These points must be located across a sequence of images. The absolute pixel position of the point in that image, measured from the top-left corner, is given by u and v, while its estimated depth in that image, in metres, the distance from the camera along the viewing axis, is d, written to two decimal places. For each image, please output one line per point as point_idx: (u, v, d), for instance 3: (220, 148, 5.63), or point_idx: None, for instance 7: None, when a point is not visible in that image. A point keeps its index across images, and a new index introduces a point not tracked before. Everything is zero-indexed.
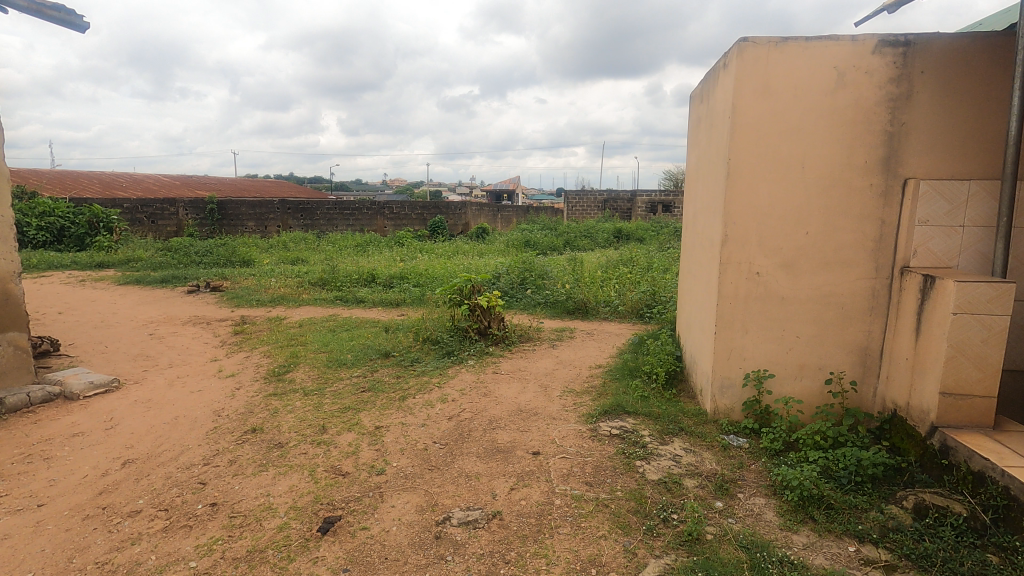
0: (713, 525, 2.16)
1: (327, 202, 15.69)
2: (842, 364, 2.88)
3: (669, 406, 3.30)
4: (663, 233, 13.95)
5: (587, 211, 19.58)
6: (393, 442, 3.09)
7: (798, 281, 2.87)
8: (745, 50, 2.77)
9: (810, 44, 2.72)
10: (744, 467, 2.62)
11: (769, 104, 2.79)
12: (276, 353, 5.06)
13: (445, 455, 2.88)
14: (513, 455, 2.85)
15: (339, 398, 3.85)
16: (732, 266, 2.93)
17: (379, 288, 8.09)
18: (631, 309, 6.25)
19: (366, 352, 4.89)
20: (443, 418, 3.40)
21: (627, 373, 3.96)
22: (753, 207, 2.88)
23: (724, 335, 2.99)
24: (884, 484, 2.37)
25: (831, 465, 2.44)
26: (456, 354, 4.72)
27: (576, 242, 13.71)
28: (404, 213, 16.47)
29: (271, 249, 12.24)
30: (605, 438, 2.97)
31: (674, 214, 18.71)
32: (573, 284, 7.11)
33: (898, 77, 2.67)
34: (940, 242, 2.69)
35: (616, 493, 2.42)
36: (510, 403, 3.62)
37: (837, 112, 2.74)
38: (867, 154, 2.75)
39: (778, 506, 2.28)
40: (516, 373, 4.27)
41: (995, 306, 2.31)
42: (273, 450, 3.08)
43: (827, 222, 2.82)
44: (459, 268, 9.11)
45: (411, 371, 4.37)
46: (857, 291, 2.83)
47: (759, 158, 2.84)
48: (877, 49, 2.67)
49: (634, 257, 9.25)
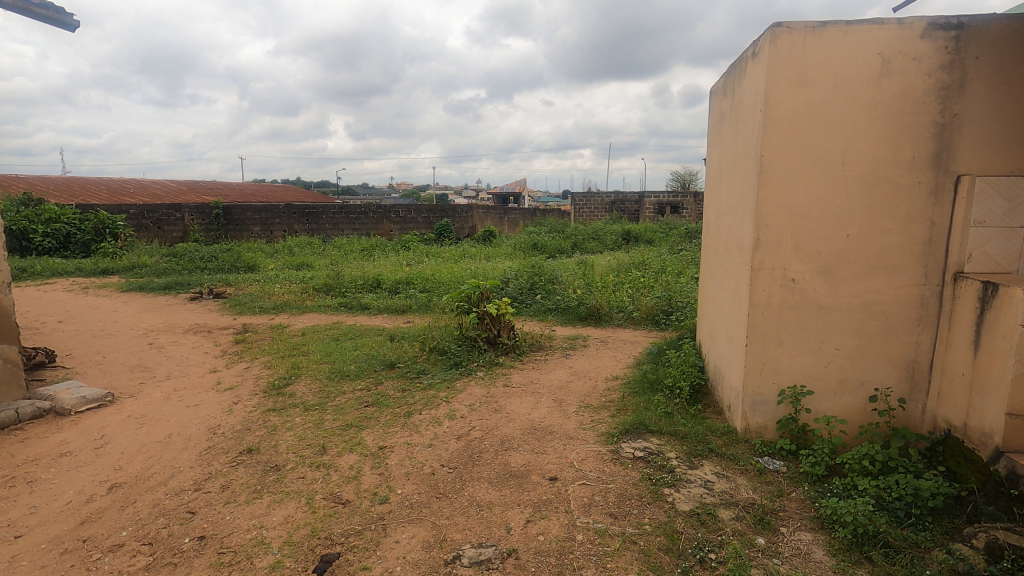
0: (758, 569, 1.92)
1: (333, 207, 15.52)
2: (887, 380, 2.63)
3: (695, 423, 3.06)
4: (673, 235, 13.68)
5: (594, 213, 19.32)
6: (398, 465, 2.86)
7: (838, 288, 2.62)
8: (779, 36, 2.53)
9: (851, 29, 2.48)
10: (785, 495, 2.37)
11: (805, 95, 2.55)
12: (277, 363, 4.85)
13: (455, 481, 2.65)
14: (528, 481, 2.62)
15: (341, 414, 3.63)
16: (764, 273, 2.69)
17: (384, 294, 7.89)
18: (646, 314, 6.02)
19: (370, 362, 4.67)
20: (452, 437, 3.18)
21: (647, 386, 3.72)
22: (788, 208, 2.63)
23: (756, 348, 2.75)
24: (945, 517, 2.12)
25: (883, 495, 2.20)
26: (464, 366, 4.50)
27: (585, 245, 13.44)
28: (411, 216, 16.29)
29: (276, 254, 12.07)
30: (628, 461, 2.73)
31: (683, 215, 18.44)
32: (585, 289, 6.87)
33: (950, 63, 2.42)
34: (998, 245, 2.42)
35: (645, 527, 2.18)
36: (523, 420, 3.39)
37: (882, 103, 2.49)
38: (915, 149, 2.49)
39: (828, 544, 2.05)
40: (528, 386, 4.04)
41: None
42: (270, 474, 2.86)
43: (870, 224, 2.57)
44: (466, 273, 8.89)
45: (417, 384, 4.14)
46: (904, 299, 2.58)
47: (794, 155, 2.60)
48: (927, 32, 2.42)
49: (645, 261, 9.00)
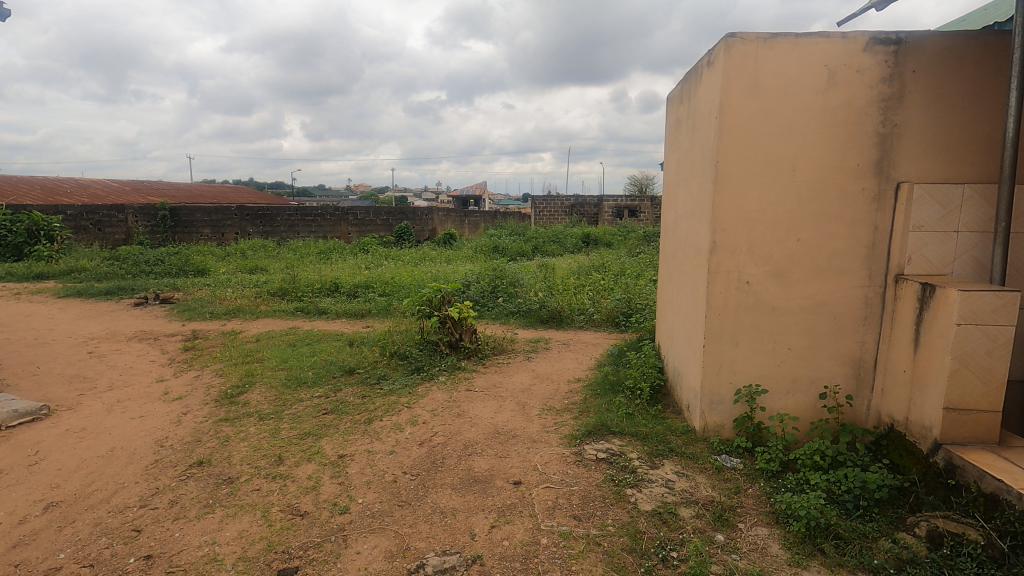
0: (718, 565, 1.96)
1: (288, 208, 15.08)
2: (835, 377, 2.74)
3: (655, 424, 3.12)
4: (631, 238, 13.95)
5: (554, 216, 19.49)
6: (359, 473, 2.80)
7: (789, 290, 2.72)
8: (732, 46, 2.61)
9: (800, 41, 2.58)
10: (742, 492, 2.44)
11: (758, 103, 2.64)
12: (229, 371, 4.66)
13: (417, 489, 2.61)
14: (492, 485, 2.61)
15: (298, 423, 3.52)
16: (721, 275, 2.76)
17: (343, 298, 7.73)
18: (606, 316, 6.11)
19: (328, 368, 4.56)
20: (414, 443, 3.13)
21: (609, 388, 3.76)
22: (742, 213, 2.72)
23: (713, 349, 2.82)
24: (889, 508, 2.22)
25: (833, 488, 2.29)
26: (426, 370, 4.45)
27: (546, 248, 13.53)
28: (369, 219, 16.04)
29: (228, 257, 11.65)
30: (591, 463, 2.75)
31: (640, 218, 18.80)
32: (546, 291, 6.92)
33: (890, 77, 2.55)
34: (935, 248, 2.57)
35: (608, 528, 2.20)
36: (487, 425, 3.37)
37: (829, 113, 2.60)
38: (860, 157, 2.62)
39: (783, 538, 2.11)
40: (491, 390, 4.03)
41: (1000, 316, 2.16)
42: (222, 487, 2.74)
43: (819, 228, 2.67)
44: (427, 276, 8.81)
45: (377, 391, 4.07)
46: (850, 300, 2.69)
47: (748, 161, 2.68)
48: (869, 46, 2.54)
49: (604, 264, 9.11)
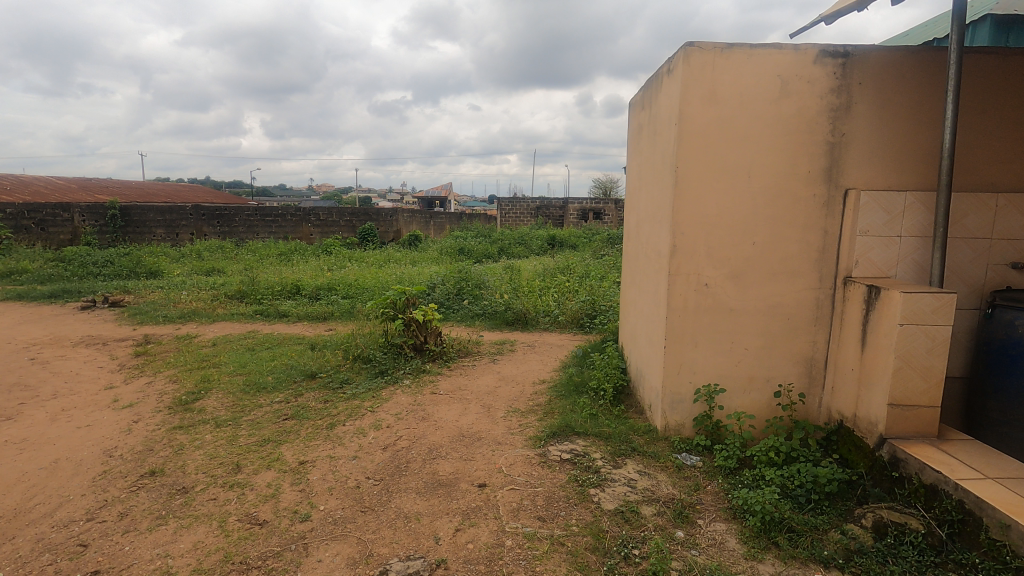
0: (678, 561, 2.01)
1: (246, 208, 14.67)
2: (789, 376, 2.85)
3: (619, 424, 3.17)
4: (596, 240, 14.12)
5: (520, 218, 19.55)
6: (320, 480, 2.74)
7: (745, 292, 2.81)
8: (691, 55, 2.68)
9: (754, 52, 2.68)
10: (701, 489, 2.51)
11: (715, 111, 2.72)
12: (184, 377, 4.50)
13: (381, 494, 2.58)
14: (457, 489, 2.60)
15: (257, 429, 3.42)
16: (681, 278, 2.83)
17: (304, 300, 7.57)
18: (571, 318, 6.18)
19: (289, 373, 4.45)
20: (378, 448, 3.09)
21: (574, 389, 3.81)
22: (701, 217, 2.79)
23: (674, 349, 2.88)
24: (839, 500, 2.32)
25: (787, 483, 2.38)
26: (390, 374, 4.40)
27: (511, 250, 13.56)
28: (332, 219, 15.74)
29: (183, 259, 11.25)
30: (555, 464, 2.78)
31: (604, 221, 19.02)
32: (511, 293, 6.93)
33: (838, 88, 2.67)
34: (880, 253, 2.70)
35: (572, 528, 2.22)
36: (451, 428, 3.36)
37: (781, 121, 2.70)
38: (811, 164, 2.72)
39: (740, 533, 2.18)
40: (456, 393, 4.02)
41: (939, 317, 2.29)
42: (176, 497, 2.65)
43: (773, 233, 2.77)
44: (391, 278, 8.72)
45: (340, 395, 4.00)
46: (803, 301, 2.80)
47: (706, 167, 2.76)
48: (819, 59, 2.65)
49: (569, 266, 9.19)
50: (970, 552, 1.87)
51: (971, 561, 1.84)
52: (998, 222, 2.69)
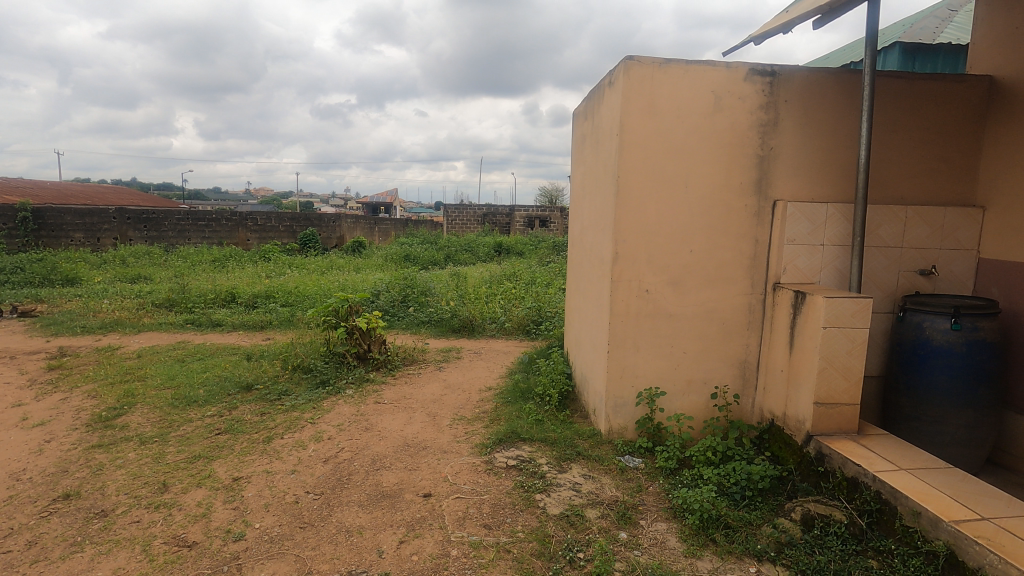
0: (621, 562, 2.05)
1: (177, 212, 13.92)
2: (724, 378, 2.97)
3: (564, 429, 3.20)
4: (542, 247, 14.27)
5: (466, 225, 19.52)
6: (256, 496, 2.62)
7: (684, 297, 2.92)
8: (631, 68, 2.77)
9: (690, 67, 2.79)
10: (643, 490, 2.57)
11: (654, 123, 2.82)
12: (104, 392, 4.19)
13: (321, 508, 2.49)
14: (401, 500, 2.54)
15: (186, 445, 3.23)
16: (623, 284, 2.90)
17: (240, 308, 7.23)
18: (517, 325, 6.21)
19: (223, 385, 4.23)
20: (318, 461, 2.98)
21: (520, 396, 3.82)
22: (641, 225, 2.88)
23: (617, 354, 2.95)
24: (771, 496, 2.44)
25: (723, 481, 2.48)
26: (332, 384, 4.27)
27: (458, 257, 13.48)
28: (270, 224, 15.16)
29: (104, 265, 10.51)
30: (501, 471, 2.77)
31: (550, 229, 19.23)
32: (458, 300, 6.89)
33: (767, 104, 2.83)
34: (805, 260, 2.87)
35: (518, 535, 2.22)
36: (396, 438, 3.29)
37: (715, 135, 2.83)
38: (742, 175, 2.87)
39: (680, 531, 2.25)
40: (401, 402, 3.94)
41: (858, 320, 2.46)
42: (94, 521, 2.45)
43: (709, 240, 2.89)
44: (334, 285, 8.49)
45: (278, 407, 3.84)
46: (736, 306, 2.93)
47: (646, 177, 2.85)
48: (748, 77, 2.80)
49: (515, 273, 9.24)
50: (886, 538, 2.01)
51: (887, 547, 1.97)
52: (908, 232, 2.92)
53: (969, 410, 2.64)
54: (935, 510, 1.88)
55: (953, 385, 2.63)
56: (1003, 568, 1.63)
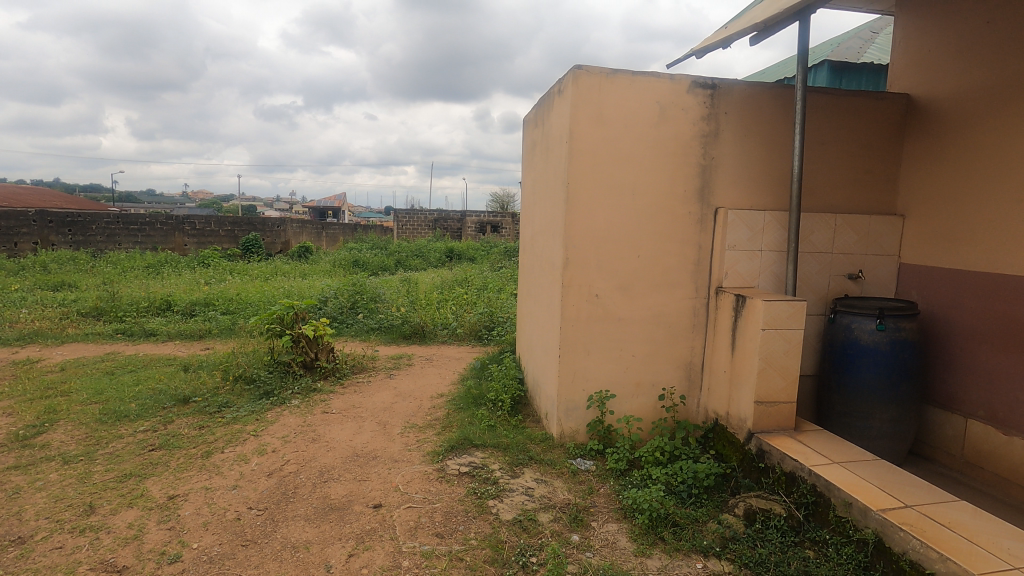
0: (573, 564, 2.06)
1: (106, 216, 13.13)
2: (671, 380, 3.06)
3: (517, 434, 3.21)
4: (494, 253, 14.30)
5: (417, 231, 19.32)
6: (194, 514, 2.48)
7: (632, 302, 2.98)
8: (579, 77, 2.82)
9: (636, 78, 2.87)
10: (595, 492, 2.61)
11: (602, 131, 2.88)
12: (22, 408, 3.88)
13: (265, 524, 2.39)
14: (350, 512, 2.47)
15: (115, 464, 3.02)
16: (573, 289, 2.94)
17: (176, 317, 6.87)
18: (469, 330, 6.19)
19: (157, 398, 4.00)
20: (261, 475, 2.86)
21: (472, 402, 3.80)
22: (591, 231, 2.93)
23: (568, 358, 2.98)
24: (715, 493, 2.52)
25: (671, 480, 2.55)
26: (277, 394, 4.11)
27: (408, 262, 13.30)
28: (210, 229, 14.49)
29: (21, 272, 9.75)
30: (453, 478, 2.75)
31: (502, 234, 19.27)
32: (409, 306, 6.80)
33: (708, 116, 2.94)
34: (745, 265, 3.01)
35: (471, 542, 2.20)
36: (345, 448, 3.20)
37: (661, 144, 2.92)
38: (686, 184, 2.97)
39: (630, 531, 2.29)
40: (350, 411, 3.84)
41: (794, 322, 2.58)
42: (9, 549, 2.26)
43: (656, 246, 2.97)
44: (279, 291, 8.19)
45: (218, 419, 3.66)
46: (682, 310, 3.03)
47: (595, 184, 2.91)
48: (691, 89, 2.91)
49: (467, 278, 9.21)
50: (821, 529, 2.12)
51: (822, 538, 2.08)
52: (837, 238, 3.10)
53: (893, 405, 2.82)
54: (864, 500, 2.00)
55: (879, 382, 2.80)
56: (924, 551, 1.75)
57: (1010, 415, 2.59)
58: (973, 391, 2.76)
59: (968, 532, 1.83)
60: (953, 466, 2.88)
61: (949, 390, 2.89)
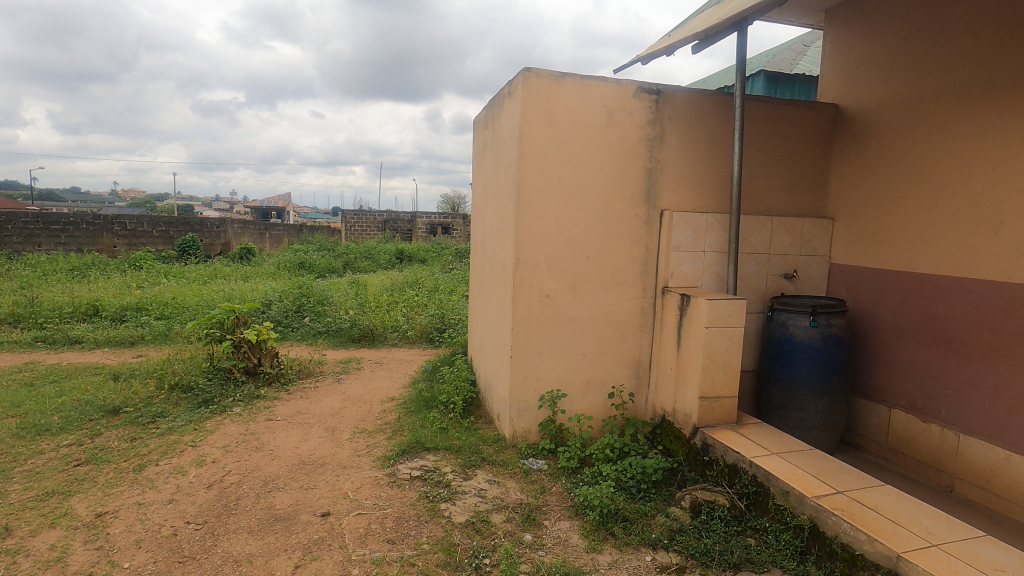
0: (526, 564, 2.07)
1: (24, 215, 12.26)
2: (620, 378, 3.12)
3: (469, 436, 3.19)
4: (445, 254, 14.20)
5: (366, 232, 18.93)
6: (125, 532, 2.34)
7: (582, 302, 3.03)
8: (529, 79, 2.84)
9: (584, 82, 2.92)
10: (547, 490, 2.63)
11: (552, 133, 2.91)
12: None
13: (204, 539, 2.27)
14: (296, 522, 2.39)
15: (35, 482, 2.80)
16: (524, 290, 2.96)
17: (105, 323, 6.45)
18: (420, 333, 6.12)
19: (83, 410, 3.74)
20: (200, 487, 2.73)
21: (423, 405, 3.75)
22: (541, 232, 2.96)
23: (520, 358, 2.99)
24: (663, 487, 2.60)
25: (621, 477, 2.60)
26: (217, 402, 3.93)
27: (357, 264, 13.01)
28: (142, 229, 13.71)
29: None
30: (405, 483, 2.70)
31: (453, 235, 19.17)
32: (358, 309, 6.66)
33: (654, 121, 3.03)
34: (689, 265, 3.11)
35: (423, 547, 2.17)
36: (291, 456, 3.09)
37: (609, 147, 2.99)
38: (633, 186, 3.04)
39: (581, 528, 2.32)
40: (296, 418, 3.72)
41: (734, 320, 2.70)
42: None
43: (605, 247, 3.03)
44: (220, 295, 7.85)
45: (152, 431, 3.46)
46: (630, 309, 3.10)
47: (545, 186, 2.94)
48: (637, 94, 2.99)
49: (417, 280, 9.10)
50: (761, 517, 2.22)
51: (763, 525, 2.18)
52: (774, 239, 3.26)
53: (826, 397, 2.98)
54: (800, 488, 2.11)
55: (813, 375, 2.96)
56: (854, 533, 1.86)
57: (928, 403, 2.79)
58: (896, 383, 2.96)
59: (893, 513, 1.96)
60: (879, 453, 3.07)
61: (875, 382, 3.09)
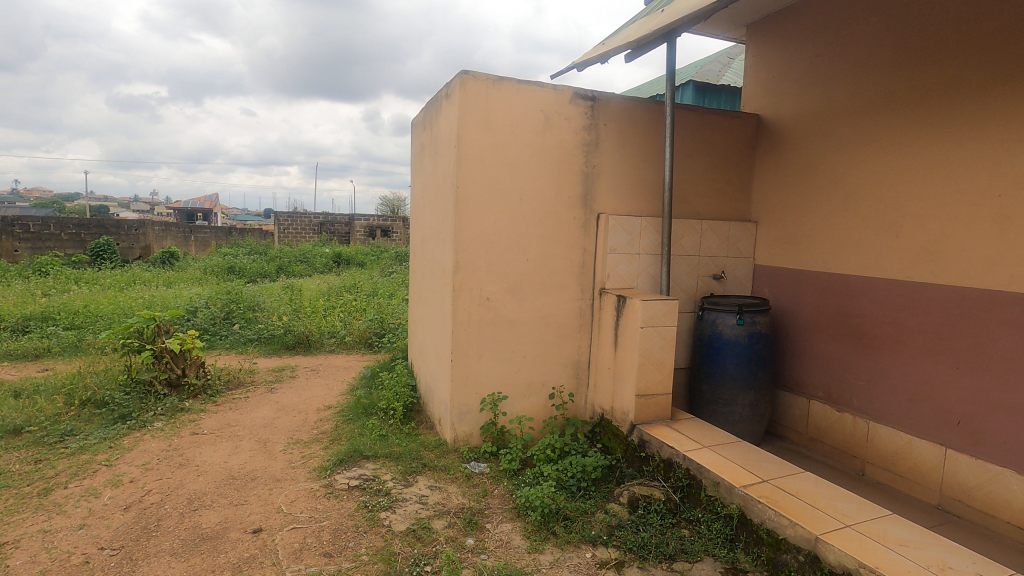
0: (468, 569, 2.06)
1: None
2: (560, 379, 3.17)
3: (409, 442, 3.14)
4: (386, 258, 13.91)
5: (301, 235, 18.24)
6: (26, 563, 2.13)
7: (522, 304, 3.05)
8: (466, 82, 2.84)
9: (521, 87, 2.95)
10: (489, 493, 2.63)
11: (490, 137, 2.92)
12: None
13: (120, 565, 2.11)
14: (224, 541, 2.26)
15: None
16: (464, 293, 2.95)
17: (4, 334, 5.88)
18: (358, 338, 5.96)
19: None
20: (116, 510, 2.53)
21: (362, 412, 3.66)
22: (481, 235, 2.96)
23: (461, 362, 2.97)
24: (603, 484, 2.66)
25: (562, 476, 2.64)
26: (135, 418, 3.66)
27: (292, 268, 12.50)
28: (47, 232, 12.64)
29: None
30: (343, 493, 2.62)
31: (393, 238, 18.78)
32: (292, 314, 6.40)
33: (589, 127, 3.10)
34: (625, 267, 3.20)
35: (362, 558, 2.12)
36: (218, 471, 2.93)
37: (546, 152, 3.03)
38: (570, 190, 3.10)
39: (524, 529, 2.34)
40: (225, 431, 3.53)
41: (668, 319, 2.80)
42: None
43: (543, 250, 3.07)
44: (138, 302, 7.34)
45: (59, 451, 3.18)
46: (569, 311, 3.15)
47: (484, 188, 2.94)
48: (573, 100, 3.05)
49: (356, 284, 8.87)
50: (694, 509, 2.31)
51: (695, 516, 2.27)
52: (703, 242, 3.41)
53: (752, 391, 3.15)
54: (730, 479, 2.21)
55: (740, 371, 3.11)
56: (778, 519, 1.97)
57: (842, 394, 3.00)
58: (814, 375, 3.17)
59: (812, 498, 2.09)
60: (800, 442, 3.27)
61: (796, 375, 3.29)
